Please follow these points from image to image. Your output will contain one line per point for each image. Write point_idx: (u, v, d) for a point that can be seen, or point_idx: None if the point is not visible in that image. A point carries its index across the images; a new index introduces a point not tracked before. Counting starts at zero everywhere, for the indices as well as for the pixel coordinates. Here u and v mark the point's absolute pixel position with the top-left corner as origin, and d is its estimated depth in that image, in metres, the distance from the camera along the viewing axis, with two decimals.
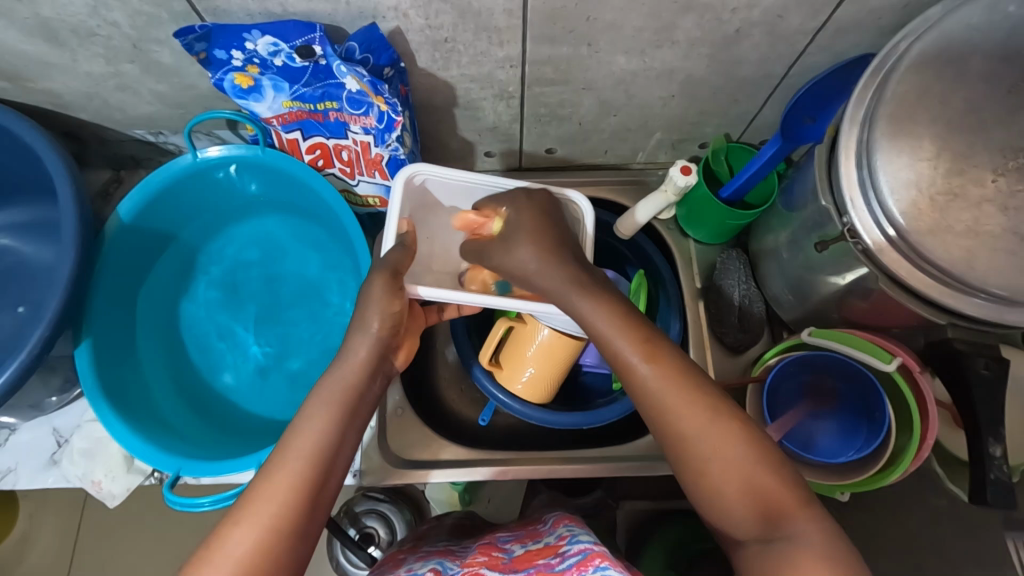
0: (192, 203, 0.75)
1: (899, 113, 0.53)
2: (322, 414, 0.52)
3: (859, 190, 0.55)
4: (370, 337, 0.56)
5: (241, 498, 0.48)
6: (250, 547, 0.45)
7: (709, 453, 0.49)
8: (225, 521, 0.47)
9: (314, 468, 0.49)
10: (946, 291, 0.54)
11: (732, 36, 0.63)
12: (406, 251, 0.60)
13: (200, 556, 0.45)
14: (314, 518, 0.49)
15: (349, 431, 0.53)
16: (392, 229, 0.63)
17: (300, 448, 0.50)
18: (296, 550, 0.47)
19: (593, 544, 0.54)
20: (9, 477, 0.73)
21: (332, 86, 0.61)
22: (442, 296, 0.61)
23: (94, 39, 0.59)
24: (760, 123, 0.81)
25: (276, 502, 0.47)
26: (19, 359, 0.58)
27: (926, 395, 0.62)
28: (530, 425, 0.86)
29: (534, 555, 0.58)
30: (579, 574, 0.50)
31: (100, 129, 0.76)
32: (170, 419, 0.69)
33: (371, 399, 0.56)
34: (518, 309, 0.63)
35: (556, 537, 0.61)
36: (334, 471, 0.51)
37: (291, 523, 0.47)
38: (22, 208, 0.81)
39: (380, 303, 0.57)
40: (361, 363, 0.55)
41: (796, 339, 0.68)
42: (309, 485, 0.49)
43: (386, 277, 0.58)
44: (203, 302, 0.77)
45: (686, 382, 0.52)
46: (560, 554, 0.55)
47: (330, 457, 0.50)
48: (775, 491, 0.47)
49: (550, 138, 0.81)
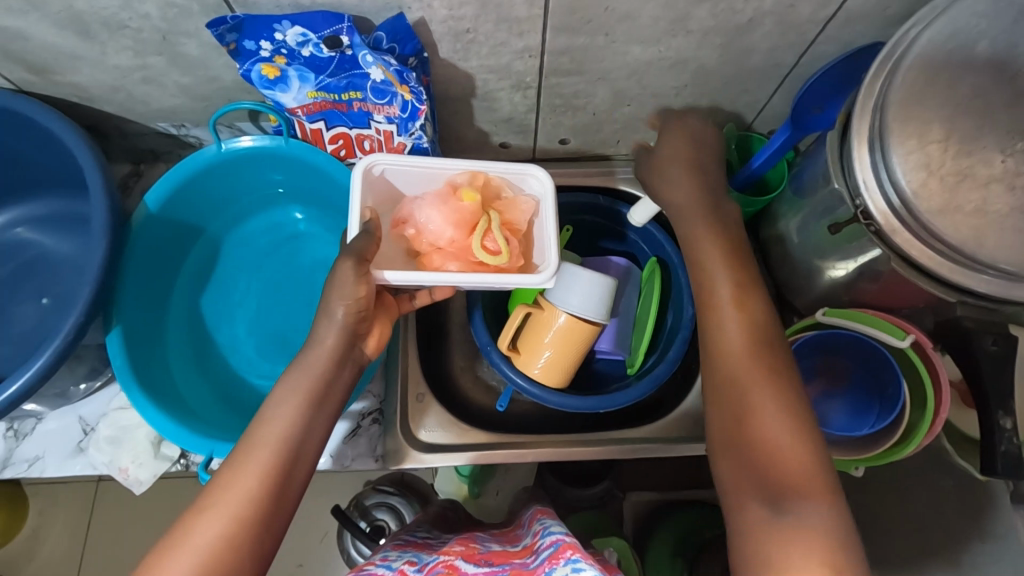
0: (215, 194, 0.77)
1: (909, 98, 0.55)
2: (286, 406, 0.54)
3: (872, 171, 0.57)
4: (336, 324, 0.57)
5: (207, 490, 0.49)
6: (214, 538, 0.46)
7: (748, 393, 0.52)
8: (190, 511, 0.48)
9: (280, 458, 0.51)
10: (954, 268, 0.55)
11: (744, 26, 0.65)
12: (370, 237, 0.59)
13: (163, 547, 0.46)
14: (278, 511, 0.50)
15: (315, 420, 0.55)
16: (356, 216, 0.62)
17: (263, 436, 0.52)
18: (265, 540, 0.48)
19: (565, 536, 0.55)
20: (37, 465, 0.74)
21: (357, 76, 0.63)
22: (409, 279, 0.60)
23: (123, 32, 0.60)
24: (769, 112, 0.83)
25: (242, 495, 0.48)
26: (55, 344, 0.59)
27: (941, 374, 0.65)
28: (546, 412, 0.87)
29: (509, 555, 0.59)
30: (550, 567, 0.50)
31: (122, 122, 0.77)
32: (198, 404, 0.71)
33: (340, 389, 0.58)
34: (490, 283, 0.62)
35: (532, 537, 0.61)
36: (299, 462, 0.52)
37: (254, 513, 0.48)
38: (46, 202, 0.83)
39: (345, 287, 0.57)
40: (329, 351, 0.57)
41: (811, 319, 0.70)
42: (275, 474, 0.50)
43: (351, 262, 0.57)
44: (224, 291, 0.79)
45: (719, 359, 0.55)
46: (534, 552, 0.56)
47: (296, 446, 0.53)
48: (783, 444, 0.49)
49: (564, 128, 0.83)
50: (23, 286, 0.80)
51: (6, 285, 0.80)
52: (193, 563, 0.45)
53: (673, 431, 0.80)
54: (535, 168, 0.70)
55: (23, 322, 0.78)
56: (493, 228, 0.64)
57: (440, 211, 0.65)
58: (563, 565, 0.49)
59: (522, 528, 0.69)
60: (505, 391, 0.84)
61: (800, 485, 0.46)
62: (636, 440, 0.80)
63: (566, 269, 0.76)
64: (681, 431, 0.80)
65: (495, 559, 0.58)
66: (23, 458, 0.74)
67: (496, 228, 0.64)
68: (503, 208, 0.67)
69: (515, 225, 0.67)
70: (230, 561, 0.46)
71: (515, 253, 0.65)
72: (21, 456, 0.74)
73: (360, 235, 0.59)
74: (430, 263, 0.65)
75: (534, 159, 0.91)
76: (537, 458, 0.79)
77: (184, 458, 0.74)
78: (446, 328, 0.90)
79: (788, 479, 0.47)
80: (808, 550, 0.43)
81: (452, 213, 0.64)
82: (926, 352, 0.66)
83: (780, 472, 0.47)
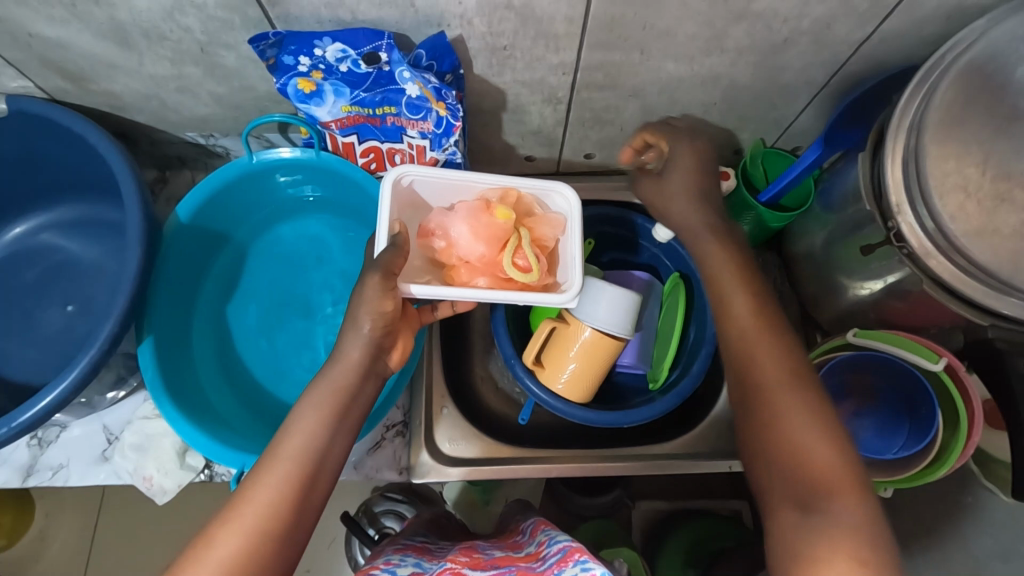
0: (244, 204, 0.78)
1: (945, 121, 0.56)
2: (309, 423, 0.53)
3: (907, 196, 0.57)
4: (362, 338, 0.57)
5: (228, 502, 0.49)
6: (234, 551, 0.46)
7: (778, 405, 0.50)
8: (212, 522, 0.47)
9: (301, 473, 0.50)
10: (987, 292, 0.55)
11: (779, 45, 0.65)
12: (398, 250, 0.57)
13: (185, 559, 0.46)
14: (298, 526, 0.49)
15: (338, 433, 0.54)
16: (385, 227, 0.61)
17: (287, 450, 0.51)
18: (283, 555, 0.47)
19: (572, 541, 0.55)
20: (61, 473, 0.74)
21: (392, 92, 0.63)
22: (435, 293, 0.59)
23: (164, 43, 0.61)
24: (796, 128, 0.83)
25: (261, 511, 0.48)
26: (90, 353, 0.59)
27: (972, 394, 0.65)
28: (567, 425, 0.88)
29: (514, 559, 0.59)
30: (560, 569, 0.51)
31: (151, 130, 0.78)
32: (225, 414, 0.71)
33: (363, 403, 0.57)
34: (512, 300, 0.61)
35: (535, 545, 0.61)
36: (321, 477, 0.52)
37: (276, 527, 0.48)
38: (72, 207, 0.83)
39: (372, 302, 0.57)
40: (354, 365, 0.57)
41: (842, 339, 0.71)
42: (297, 489, 0.50)
43: (377, 278, 0.56)
44: (249, 302, 0.78)
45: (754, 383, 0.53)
46: (541, 557, 0.56)
47: (318, 461, 0.52)
48: (810, 445, 0.47)
49: (590, 141, 0.83)
50: (46, 291, 0.80)
51: (32, 291, 0.80)
52: None
53: (693, 447, 0.80)
54: (564, 184, 0.69)
55: (46, 329, 0.78)
56: (523, 244, 0.64)
57: (468, 227, 0.65)
58: (572, 567, 0.50)
59: (523, 535, 0.68)
60: (527, 403, 0.84)
61: (836, 492, 0.45)
62: (657, 454, 0.80)
63: (591, 285, 0.75)
64: (703, 447, 0.80)
65: (500, 564, 0.58)
66: (48, 466, 0.74)
67: (526, 245, 0.64)
68: (532, 224, 0.67)
69: (543, 241, 0.67)
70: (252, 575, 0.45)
71: (543, 272, 0.65)
72: (45, 464, 0.74)
73: (388, 249, 0.58)
74: (457, 277, 0.65)
75: (557, 171, 0.91)
76: (561, 474, 0.78)
77: (209, 468, 0.74)
78: (466, 339, 0.90)
79: (823, 489, 0.45)
80: (832, 554, 0.42)
81: (479, 228, 0.64)
82: (959, 375, 0.66)
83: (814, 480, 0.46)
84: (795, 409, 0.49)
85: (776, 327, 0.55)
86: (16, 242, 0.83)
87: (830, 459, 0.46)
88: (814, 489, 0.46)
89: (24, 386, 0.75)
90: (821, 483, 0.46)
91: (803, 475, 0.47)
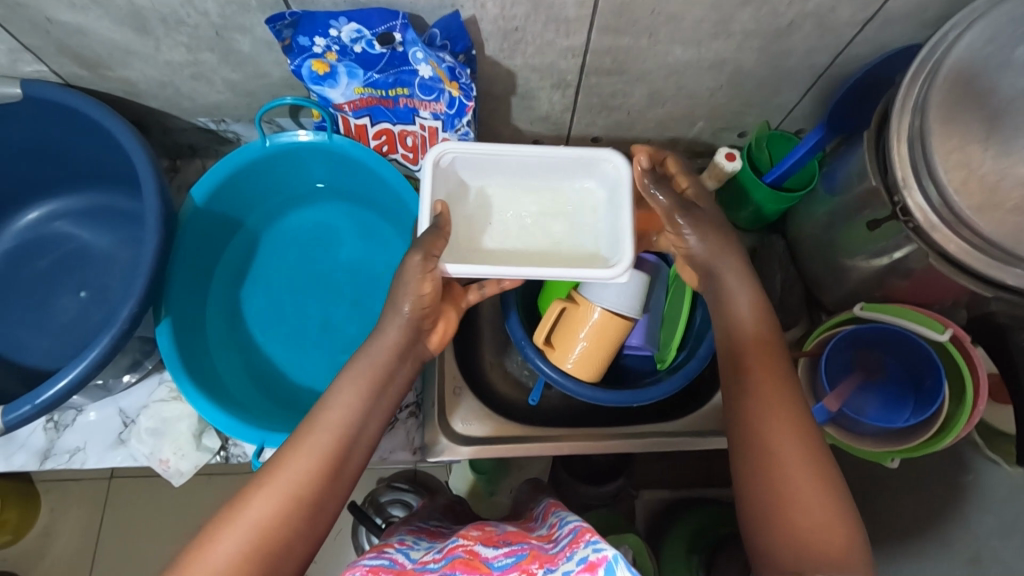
0: (258, 189, 0.78)
1: (949, 100, 0.56)
2: (349, 392, 0.54)
3: (912, 169, 0.58)
4: (400, 319, 0.59)
5: (267, 466, 0.50)
6: (271, 513, 0.47)
7: (785, 473, 0.51)
8: (250, 485, 0.49)
9: (337, 441, 0.52)
10: (988, 262, 0.56)
11: (785, 28, 0.66)
12: (437, 232, 0.58)
13: (222, 516, 0.47)
14: (333, 490, 0.50)
15: (376, 407, 0.56)
16: (427, 209, 0.61)
17: (328, 421, 0.53)
18: (314, 519, 0.49)
19: (585, 525, 0.53)
20: (78, 456, 0.75)
21: (406, 72, 0.64)
22: (475, 271, 0.58)
23: (180, 28, 0.61)
24: (798, 113, 0.84)
25: (301, 477, 0.49)
26: (112, 330, 0.60)
27: (978, 365, 0.67)
28: (576, 407, 0.89)
29: (527, 536, 0.56)
30: (571, 551, 0.47)
31: (164, 117, 0.78)
32: (243, 397, 0.72)
33: (402, 381, 0.59)
34: (564, 276, 0.60)
35: (547, 526, 0.59)
36: (356, 447, 0.53)
37: (312, 490, 0.49)
38: (85, 195, 0.84)
39: (410, 284, 0.58)
40: (393, 346, 0.59)
41: (848, 314, 0.73)
42: (332, 459, 0.51)
43: (417, 259, 0.57)
44: (262, 288, 0.80)
45: (784, 428, 0.53)
46: (553, 539, 0.53)
47: (353, 434, 0.53)
48: (821, 522, 0.49)
49: (597, 127, 0.85)
50: (60, 278, 0.80)
51: (45, 278, 0.80)
52: (249, 538, 0.46)
53: (699, 425, 0.82)
54: (606, 154, 0.66)
55: (61, 316, 0.78)
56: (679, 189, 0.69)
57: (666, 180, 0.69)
58: (584, 547, 0.46)
59: (534, 521, 0.67)
60: (538, 382, 0.85)
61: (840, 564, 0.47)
62: (664, 433, 0.81)
63: None
64: (705, 426, 0.82)
65: (511, 539, 0.55)
66: (64, 450, 0.74)
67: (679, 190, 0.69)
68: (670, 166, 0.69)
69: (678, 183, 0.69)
70: (282, 538, 0.47)
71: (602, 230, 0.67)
72: (61, 447, 0.75)
73: (428, 230, 0.59)
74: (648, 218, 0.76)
75: None
76: (571, 452, 0.80)
77: (225, 449, 0.75)
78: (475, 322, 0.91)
79: (827, 555, 0.47)
80: None
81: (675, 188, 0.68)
82: (965, 346, 0.68)
83: (816, 546, 0.48)
84: (800, 484, 0.51)
85: (781, 373, 0.57)
86: (28, 230, 0.83)
87: (840, 537, 0.48)
88: (814, 558, 0.47)
89: (38, 372, 0.76)
90: (832, 561, 0.47)
91: (807, 551, 0.48)
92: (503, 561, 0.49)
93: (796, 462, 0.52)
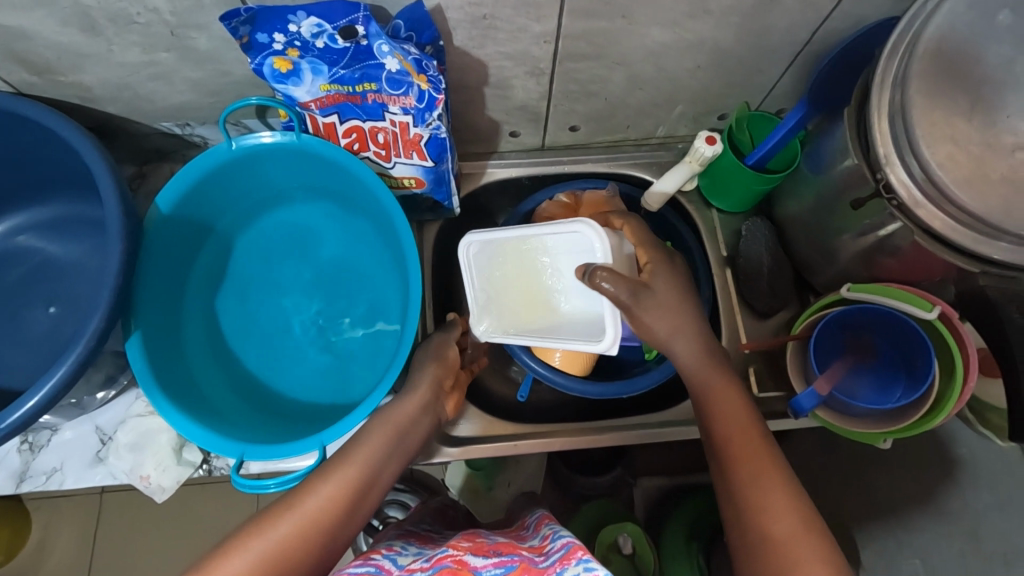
0: (227, 194, 0.76)
1: (930, 72, 0.55)
2: (375, 436, 0.57)
3: (893, 145, 0.57)
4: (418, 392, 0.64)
5: (297, 489, 0.51)
6: (284, 538, 0.47)
7: (771, 516, 0.50)
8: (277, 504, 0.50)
9: (363, 474, 0.53)
10: (973, 237, 0.55)
11: (762, 4, 0.64)
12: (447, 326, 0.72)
13: (247, 527, 0.48)
14: (347, 523, 0.50)
15: (393, 462, 0.57)
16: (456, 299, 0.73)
17: (355, 456, 0.54)
18: (326, 547, 0.49)
19: (577, 538, 0.51)
20: (55, 477, 0.73)
21: (372, 67, 0.61)
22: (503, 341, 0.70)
23: (132, 27, 0.59)
24: (779, 92, 0.83)
25: (317, 507, 0.50)
26: (77, 350, 0.57)
27: (967, 340, 0.66)
28: (565, 401, 0.87)
29: (518, 547, 0.55)
30: (562, 567, 0.47)
31: (126, 122, 0.76)
32: (219, 408, 0.70)
33: (416, 442, 0.61)
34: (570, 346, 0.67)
35: (539, 539, 0.58)
36: (375, 487, 0.54)
37: (330, 518, 0.50)
38: (50, 207, 0.81)
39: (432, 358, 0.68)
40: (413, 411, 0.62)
41: (835, 295, 0.72)
42: (353, 493, 0.52)
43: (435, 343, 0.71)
44: (238, 295, 0.78)
45: (773, 472, 0.53)
46: (545, 551, 0.52)
47: (374, 475, 0.54)
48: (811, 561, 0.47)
49: (577, 114, 0.83)
50: (28, 294, 0.78)
51: (12, 294, 0.78)
52: (255, 559, 0.45)
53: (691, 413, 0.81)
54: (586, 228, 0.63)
55: (30, 333, 0.76)
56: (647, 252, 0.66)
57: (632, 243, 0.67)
58: (574, 566, 0.46)
59: (527, 530, 0.65)
60: (527, 378, 0.84)
61: None
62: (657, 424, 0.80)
63: None
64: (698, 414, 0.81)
65: (502, 549, 0.53)
66: (41, 471, 0.72)
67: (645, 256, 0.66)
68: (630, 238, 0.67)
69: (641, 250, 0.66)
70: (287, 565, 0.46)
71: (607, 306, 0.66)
72: (38, 468, 0.72)
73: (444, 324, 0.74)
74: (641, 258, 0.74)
75: (542, 147, 0.91)
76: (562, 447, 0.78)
77: (207, 463, 0.73)
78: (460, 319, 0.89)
79: None
80: None
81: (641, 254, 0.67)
82: (953, 322, 0.67)
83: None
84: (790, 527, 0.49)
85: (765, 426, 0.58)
86: None
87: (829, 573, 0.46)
88: None
89: (9, 391, 0.74)
90: None
91: None
92: (492, 571, 0.47)
93: (789, 505, 0.51)
